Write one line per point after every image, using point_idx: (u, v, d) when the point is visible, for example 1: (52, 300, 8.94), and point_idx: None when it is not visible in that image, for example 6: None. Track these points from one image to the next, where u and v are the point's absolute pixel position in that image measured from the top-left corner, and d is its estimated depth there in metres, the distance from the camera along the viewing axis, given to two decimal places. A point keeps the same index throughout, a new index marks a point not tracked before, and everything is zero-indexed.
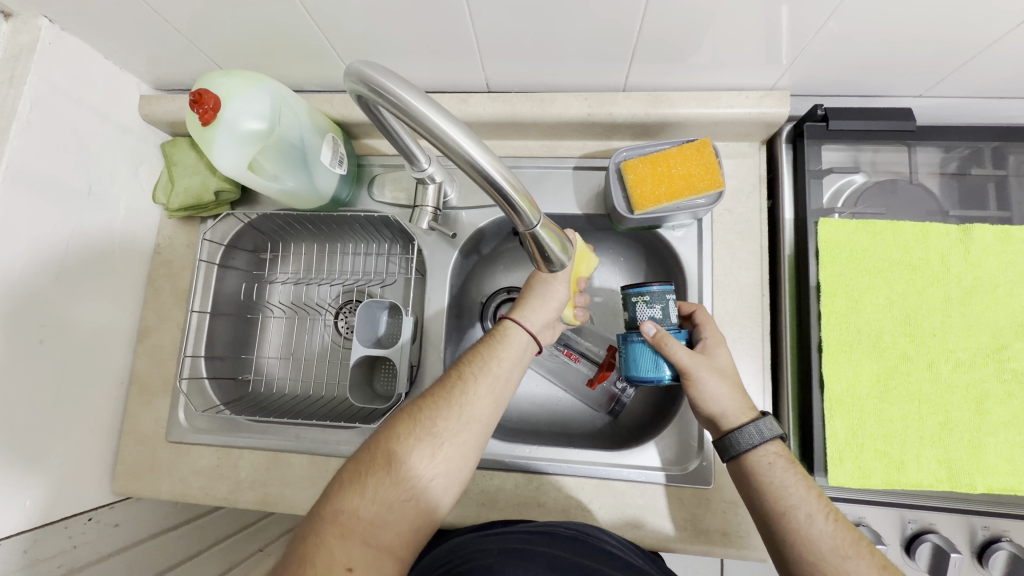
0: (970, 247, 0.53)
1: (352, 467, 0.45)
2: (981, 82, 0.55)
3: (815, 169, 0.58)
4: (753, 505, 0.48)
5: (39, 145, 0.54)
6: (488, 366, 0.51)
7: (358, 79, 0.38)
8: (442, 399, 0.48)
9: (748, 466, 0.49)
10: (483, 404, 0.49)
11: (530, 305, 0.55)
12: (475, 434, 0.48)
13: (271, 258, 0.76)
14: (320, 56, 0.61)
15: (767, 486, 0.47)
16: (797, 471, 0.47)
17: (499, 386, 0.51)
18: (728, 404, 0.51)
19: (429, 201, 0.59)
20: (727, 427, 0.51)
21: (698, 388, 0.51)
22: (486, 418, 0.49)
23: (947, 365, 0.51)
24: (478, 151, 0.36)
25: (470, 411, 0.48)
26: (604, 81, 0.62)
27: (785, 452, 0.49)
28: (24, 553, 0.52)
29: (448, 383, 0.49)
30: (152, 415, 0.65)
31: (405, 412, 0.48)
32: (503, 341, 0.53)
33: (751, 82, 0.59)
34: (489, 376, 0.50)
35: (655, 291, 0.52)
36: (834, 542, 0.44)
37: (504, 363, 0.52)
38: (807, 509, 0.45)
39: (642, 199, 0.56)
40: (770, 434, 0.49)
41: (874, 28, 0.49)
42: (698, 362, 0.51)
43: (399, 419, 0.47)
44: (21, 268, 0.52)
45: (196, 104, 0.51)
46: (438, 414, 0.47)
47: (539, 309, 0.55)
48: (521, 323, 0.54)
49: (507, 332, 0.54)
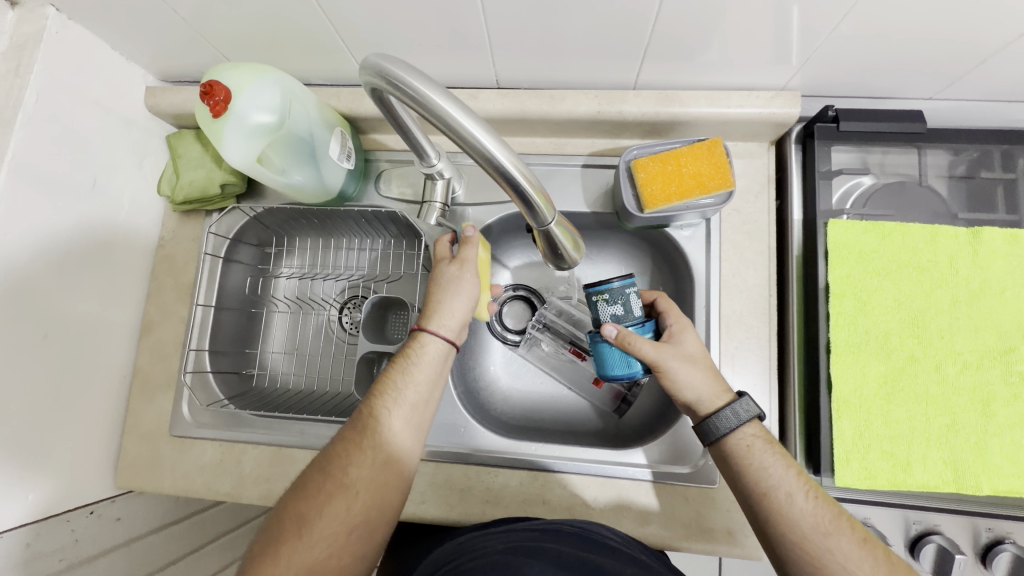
0: (978, 250, 0.53)
1: (265, 537, 0.44)
2: (991, 85, 0.56)
3: (824, 170, 0.58)
4: (735, 488, 0.48)
5: (44, 135, 0.53)
6: (399, 397, 0.51)
7: (374, 73, 0.37)
8: (350, 445, 0.48)
9: (728, 449, 0.48)
10: (399, 434, 0.50)
11: (441, 311, 0.54)
12: (393, 468, 0.48)
13: (276, 252, 0.75)
14: (328, 50, 0.60)
15: (747, 469, 0.47)
16: (775, 451, 0.48)
17: (413, 413, 0.51)
18: (702, 390, 0.50)
19: (438, 197, 0.58)
20: (704, 412, 0.50)
21: (670, 378, 0.51)
22: (404, 449, 0.50)
23: (954, 367, 0.51)
24: (496, 147, 0.37)
25: (385, 447, 0.48)
26: (614, 79, 0.62)
27: (763, 432, 0.49)
28: (26, 547, 0.52)
29: (357, 424, 0.49)
30: (155, 410, 0.65)
31: (313, 466, 0.47)
32: (415, 365, 0.52)
33: (762, 82, 0.59)
34: (403, 408, 0.51)
35: (615, 288, 0.52)
36: (816, 519, 0.44)
37: (418, 390, 0.52)
38: (786, 488, 0.46)
39: (652, 198, 0.56)
40: (745, 416, 0.49)
41: (888, 29, 0.49)
42: (665, 353, 0.51)
43: (308, 477, 0.47)
44: (25, 260, 0.52)
45: (207, 96, 0.50)
46: (351, 460, 0.47)
47: (455, 309, 0.54)
48: (437, 332, 0.54)
49: (418, 353, 0.53)
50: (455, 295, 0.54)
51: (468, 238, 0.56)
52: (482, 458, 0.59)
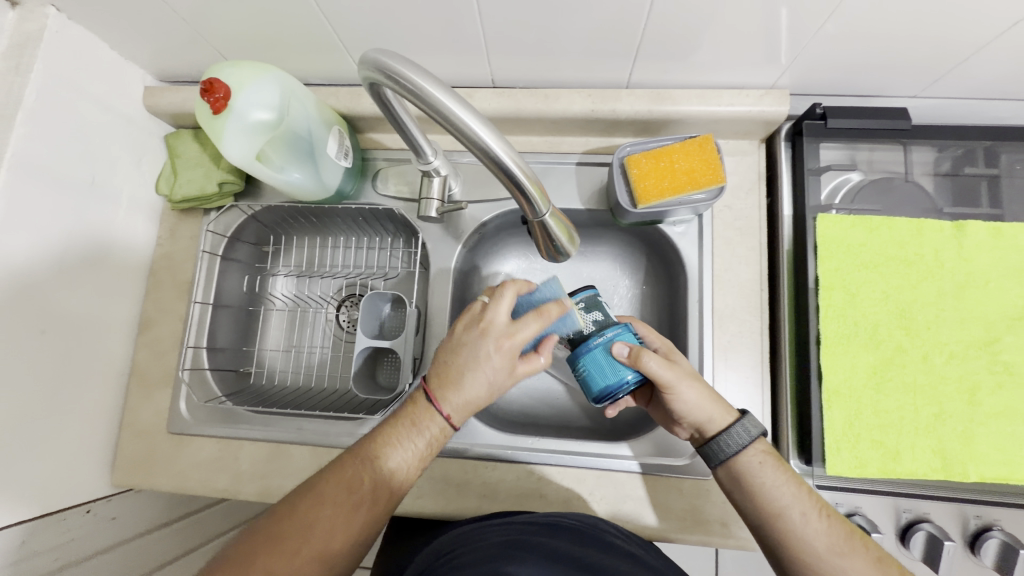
0: (964, 243, 0.54)
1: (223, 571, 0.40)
2: (974, 83, 0.57)
3: (813, 167, 0.59)
4: (748, 509, 0.48)
5: (44, 133, 0.54)
6: (396, 467, 0.46)
7: (373, 68, 0.38)
8: (340, 509, 0.43)
9: (739, 469, 0.49)
10: (388, 506, 0.46)
11: (464, 392, 0.47)
12: (381, 498, 0.45)
13: (274, 251, 0.76)
14: (325, 50, 0.61)
15: (759, 488, 0.48)
16: (784, 469, 0.48)
17: (414, 451, 0.47)
18: (711, 411, 0.50)
19: (434, 193, 0.59)
20: (712, 432, 0.50)
21: (680, 400, 0.50)
22: (396, 484, 0.46)
23: (941, 358, 0.52)
24: (492, 139, 0.38)
25: (378, 475, 0.45)
26: (607, 78, 0.63)
27: (771, 450, 0.50)
28: (22, 545, 0.52)
29: (351, 490, 0.44)
30: (152, 407, 0.65)
31: (293, 517, 0.43)
32: (419, 435, 0.47)
33: (752, 81, 0.60)
34: (400, 481, 0.46)
35: (586, 297, 0.53)
36: (830, 540, 0.45)
37: (416, 463, 0.47)
38: (800, 508, 0.46)
39: (645, 192, 0.57)
40: (754, 433, 0.50)
41: (873, 29, 0.50)
42: (678, 374, 0.49)
43: (287, 527, 0.42)
44: (24, 256, 0.52)
45: (207, 93, 0.51)
46: (341, 482, 0.44)
47: (469, 393, 0.48)
48: (445, 409, 0.47)
49: (426, 420, 0.47)
50: (477, 378, 0.47)
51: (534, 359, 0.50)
52: (478, 453, 0.60)
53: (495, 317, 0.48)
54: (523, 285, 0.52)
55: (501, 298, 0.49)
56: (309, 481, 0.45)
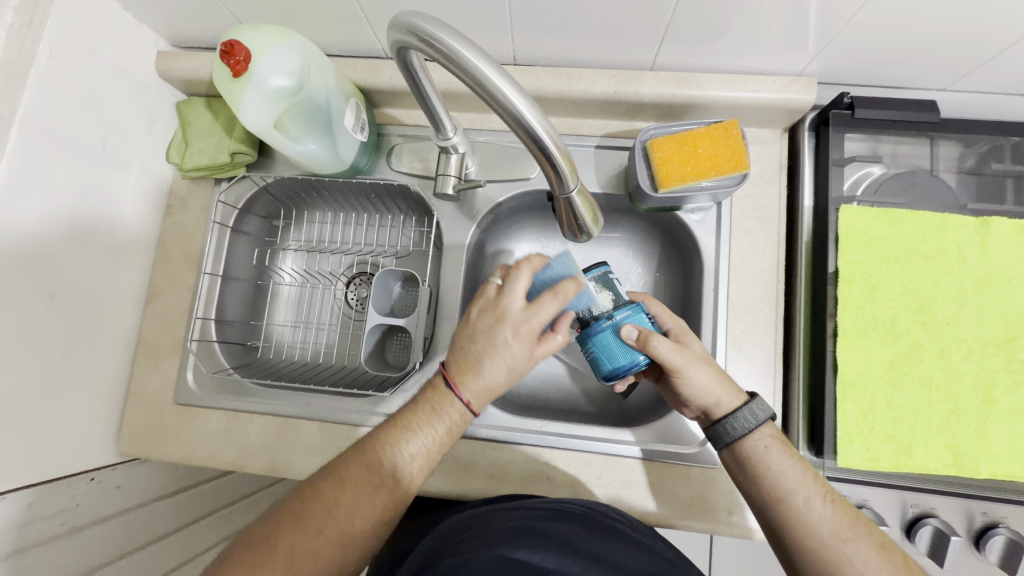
0: (987, 240, 0.54)
1: (242, 551, 0.39)
2: (1005, 78, 0.56)
3: (837, 159, 0.58)
4: (751, 491, 0.49)
5: (55, 94, 0.52)
6: (416, 453, 0.46)
7: (406, 30, 0.37)
8: (361, 494, 0.43)
9: (745, 452, 0.49)
10: (408, 490, 0.45)
11: (484, 377, 0.47)
12: (398, 484, 0.45)
13: (284, 225, 0.75)
14: (345, 20, 0.60)
15: (764, 472, 0.48)
16: (790, 455, 0.48)
17: (432, 438, 0.46)
18: (721, 394, 0.50)
19: (452, 169, 0.58)
20: (719, 415, 0.50)
21: (688, 383, 0.50)
22: (414, 471, 0.45)
23: (959, 354, 0.52)
24: (525, 106, 0.37)
25: (397, 463, 0.45)
26: (630, 59, 0.61)
27: (778, 435, 0.50)
28: (27, 510, 0.51)
29: (372, 475, 0.44)
30: (158, 376, 0.64)
31: (314, 501, 0.42)
32: (438, 420, 0.47)
33: (779, 68, 0.59)
34: (421, 466, 0.46)
35: (597, 276, 0.53)
36: (834, 525, 0.45)
37: (435, 449, 0.47)
38: (805, 493, 0.46)
39: (668, 176, 0.56)
40: (762, 417, 0.49)
41: (909, 19, 0.49)
42: (687, 358, 0.49)
43: (308, 509, 0.42)
44: (34, 219, 0.51)
45: (227, 55, 0.50)
46: (360, 469, 0.44)
47: (485, 374, 0.46)
48: (461, 392, 0.47)
49: (445, 406, 0.47)
50: (494, 358, 0.46)
51: (550, 337, 0.49)
52: (486, 434, 0.60)
53: (511, 303, 0.47)
54: (539, 262, 0.50)
55: (516, 280, 0.48)
56: (330, 466, 0.45)
